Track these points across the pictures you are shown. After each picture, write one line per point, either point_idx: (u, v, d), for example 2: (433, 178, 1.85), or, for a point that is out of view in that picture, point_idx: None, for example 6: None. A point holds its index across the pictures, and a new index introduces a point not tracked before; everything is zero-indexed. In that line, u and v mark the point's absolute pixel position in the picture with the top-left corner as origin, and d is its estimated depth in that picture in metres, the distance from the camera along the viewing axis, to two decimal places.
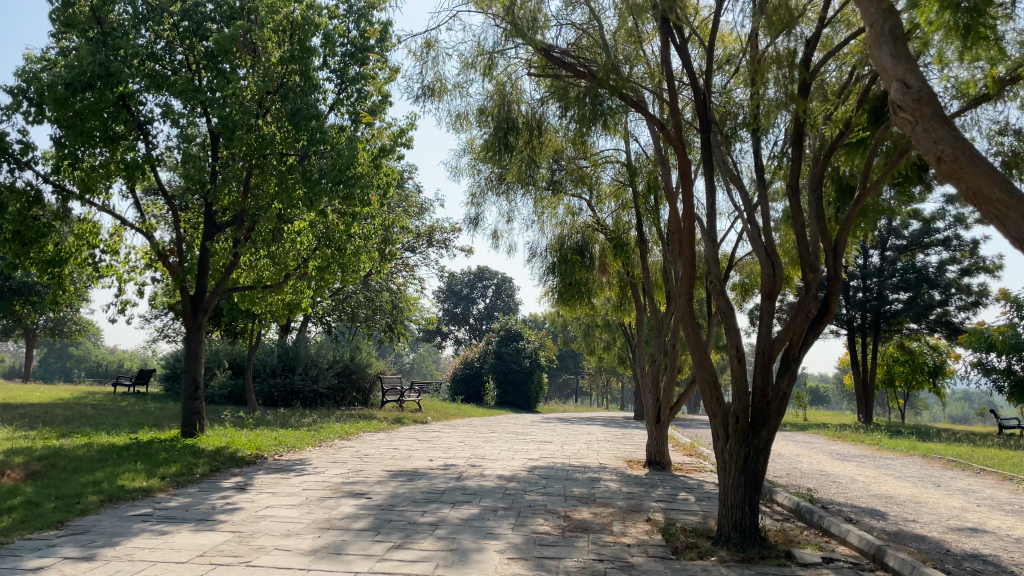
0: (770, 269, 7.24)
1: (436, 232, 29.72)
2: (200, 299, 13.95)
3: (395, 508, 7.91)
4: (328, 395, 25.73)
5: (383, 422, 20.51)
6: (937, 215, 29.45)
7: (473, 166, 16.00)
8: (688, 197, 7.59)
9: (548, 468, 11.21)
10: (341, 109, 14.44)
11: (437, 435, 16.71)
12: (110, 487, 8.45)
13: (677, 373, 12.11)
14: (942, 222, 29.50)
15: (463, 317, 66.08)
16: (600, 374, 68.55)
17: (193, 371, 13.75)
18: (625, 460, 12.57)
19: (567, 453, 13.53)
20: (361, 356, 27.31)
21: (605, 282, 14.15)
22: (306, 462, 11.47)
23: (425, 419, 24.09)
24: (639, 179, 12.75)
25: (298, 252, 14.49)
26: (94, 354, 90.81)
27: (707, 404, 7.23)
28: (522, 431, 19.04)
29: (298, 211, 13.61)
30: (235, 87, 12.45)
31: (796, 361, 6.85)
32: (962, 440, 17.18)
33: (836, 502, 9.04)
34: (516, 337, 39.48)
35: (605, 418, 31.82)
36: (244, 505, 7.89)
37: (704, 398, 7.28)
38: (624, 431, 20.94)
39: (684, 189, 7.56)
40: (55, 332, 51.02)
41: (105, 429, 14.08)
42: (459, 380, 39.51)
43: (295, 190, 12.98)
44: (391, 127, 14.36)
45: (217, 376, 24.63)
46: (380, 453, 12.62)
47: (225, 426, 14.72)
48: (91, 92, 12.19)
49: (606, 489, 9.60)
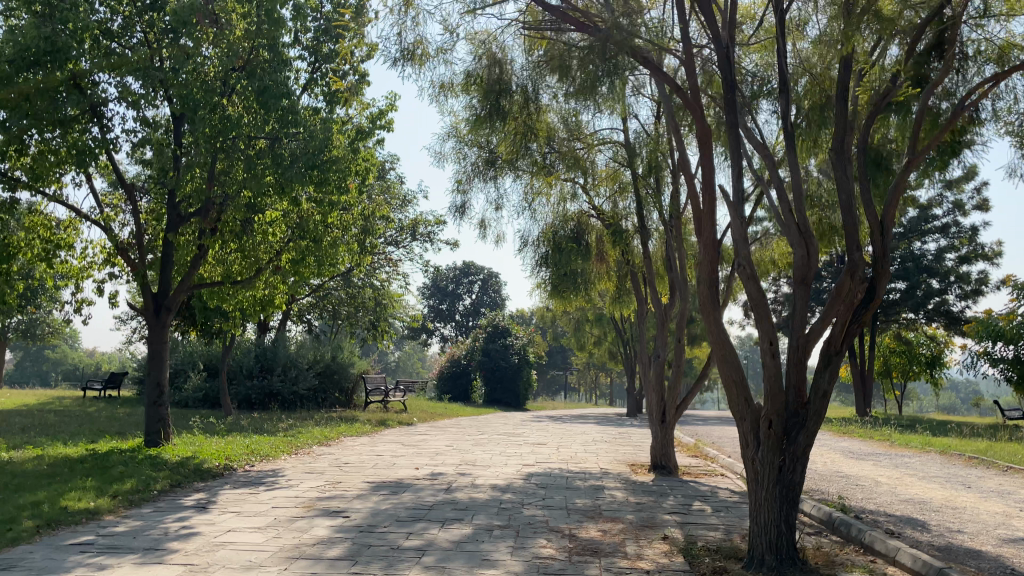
0: (803, 250, 6.30)
1: (421, 225, 28.71)
2: (164, 296, 12.87)
3: (375, 529, 6.91)
4: (310, 396, 24.71)
5: (366, 424, 19.50)
6: (935, 202, 28.89)
7: (458, 151, 15.02)
8: (707, 169, 6.59)
9: (546, 476, 10.25)
10: (314, 90, 13.49)
11: (423, 439, 15.71)
12: (48, 510, 7.37)
13: (683, 370, 11.17)
14: (940, 209, 28.92)
15: (449, 313, 65.10)
16: (588, 369, 67.80)
17: (156, 374, 12.66)
18: (628, 464, 11.63)
19: (564, 457, 12.57)
20: (343, 355, 26.25)
21: (602, 273, 13.18)
22: (280, 473, 10.42)
23: (411, 420, 23.08)
24: (638, 160, 11.82)
25: (270, 244, 13.39)
26: (72, 356, 88.97)
27: (732, 406, 6.28)
28: (512, 432, 18.07)
29: (269, 199, 12.56)
30: (197, 62, 11.37)
31: (838, 356, 5.91)
32: (974, 434, 16.41)
33: (869, 510, 8.13)
34: (503, 333, 38.25)
35: (597, 415, 30.95)
36: (201, 530, 6.86)
37: (728, 399, 6.32)
38: (619, 429, 20.04)
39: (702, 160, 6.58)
40: (28, 334, 49.47)
41: (61, 439, 12.96)
42: (445, 379, 38.50)
43: (264, 176, 11.93)
44: (368, 108, 13.38)
45: (193, 378, 23.55)
46: (361, 461, 11.59)
47: (194, 433, 13.64)
48: (37, 70, 11.12)
49: (612, 500, 8.64)
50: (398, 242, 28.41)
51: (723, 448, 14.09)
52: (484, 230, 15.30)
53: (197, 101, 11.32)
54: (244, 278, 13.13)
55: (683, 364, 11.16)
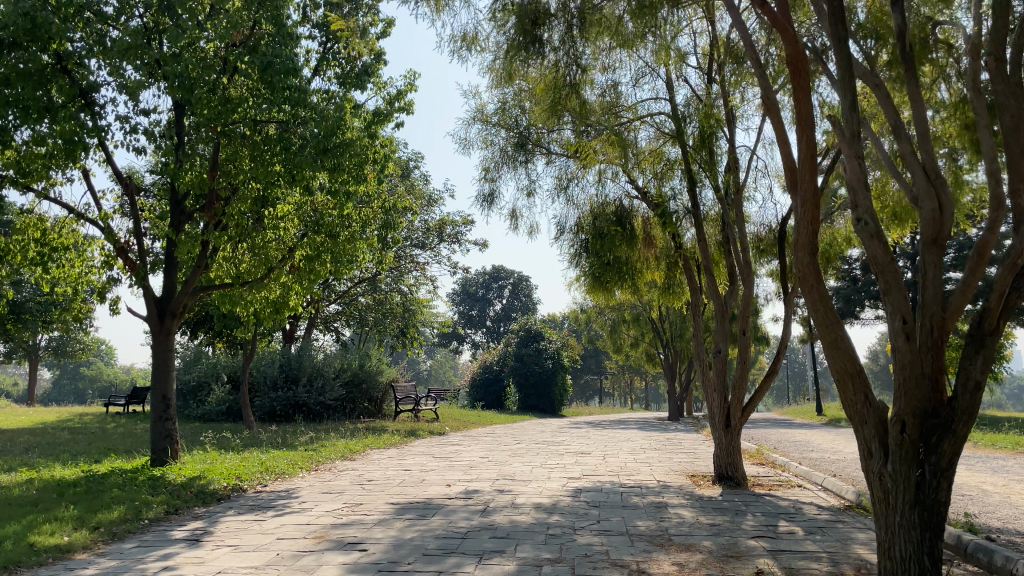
0: (933, 201, 4.97)
1: (448, 225, 27.55)
2: (168, 300, 11.77)
3: (398, 567, 5.62)
4: (336, 408, 23.57)
5: (395, 435, 18.27)
6: None
7: (486, 137, 13.81)
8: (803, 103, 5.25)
9: (598, 491, 8.89)
10: (327, 71, 12.35)
11: (458, 450, 14.43)
12: (10, 547, 6.19)
13: (749, 365, 9.74)
14: None
15: (480, 320, 64.01)
16: (623, 372, 66.19)
17: (162, 386, 11.54)
18: (687, 475, 10.23)
19: (613, 468, 11.19)
20: (372, 363, 25.11)
21: (648, 263, 11.80)
22: (295, 494, 9.21)
23: (444, 429, 21.86)
24: (688, 129, 10.43)
25: (282, 240, 12.24)
26: (107, 373, 89.34)
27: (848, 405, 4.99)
28: (552, 440, 16.74)
29: (280, 189, 11.40)
30: (192, 38, 10.21)
31: (994, 335, 4.56)
32: None
33: (1000, 530, 6.65)
34: (536, 336, 37.21)
35: (638, 420, 29.45)
36: (186, 571, 5.62)
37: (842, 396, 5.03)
38: (667, 435, 18.58)
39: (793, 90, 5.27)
40: (59, 352, 49.14)
41: (62, 460, 11.90)
42: (478, 386, 37.26)
43: (271, 161, 10.83)
44: (387, 87, 12.17)
45: (215, 391, 22.62)
46: (387, 478, 10.34)
47: (207, 451, 12.49)
48: (21, 53, 10.14)
49: (680, 521, 7.25)
50: (425, 244, 27.26)
51: (790, 454, 12.63)
52: (515, 220, 14.06)
53: (192, 79, 10.21)
54: (255, 278, 12.01)
55: (749, 359, 9.71)
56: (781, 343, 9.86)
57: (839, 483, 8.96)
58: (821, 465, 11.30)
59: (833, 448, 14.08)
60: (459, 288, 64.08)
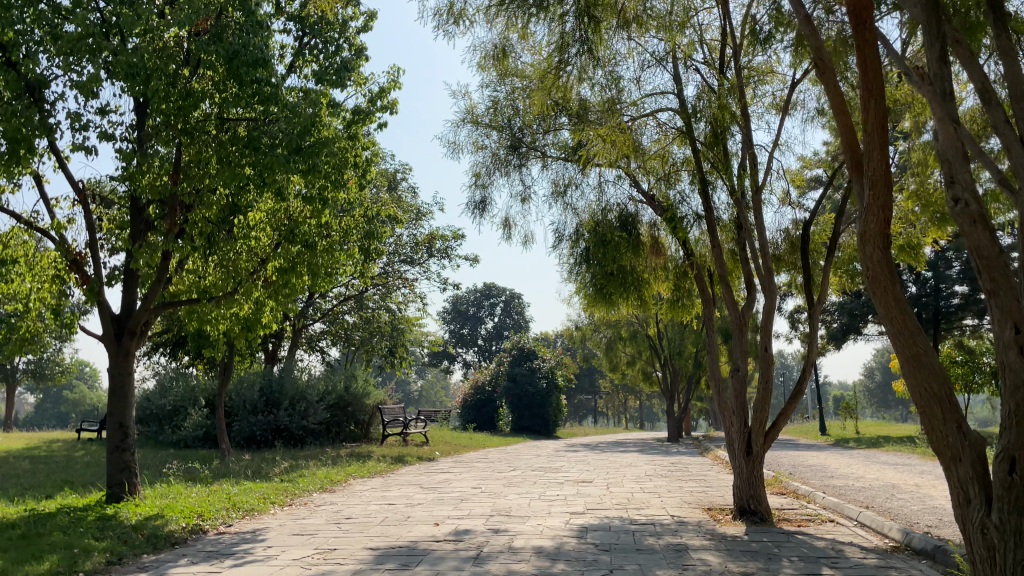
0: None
1: (437, 240, 26.58)
2: (128, 318, 10.70)
3: None
4: (318, 432, 22.39)
5: (381, 462, 17.13)
6: None
7: (477, 141, 12.89)
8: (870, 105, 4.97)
9: (606, 531, 7.84)
10: (304, 70, 11.41)
11: (447, 479, 13.33)
12: None
13: (772, 382, 8.72)
14: None
15: (471, 339, 62.84)
16: (617, 392, 65.08)
17: (119, 413, 10.44)
18: (704, 509, 9.19)
19: (620, 500, 10.13)
20: (358, 384, 23.97)
21: (655, 273, 10.78)
22: (261, 537, 8.09)
23: (433, 454, 20.71)
24: (699, 124, 9.50)
25: (253, 251, 11.24)
26: (91, 397, 87.41)
27: (936, 436, 4.60)
28: (548, 466, 15.66)
29: (252, 195, 10.42)
30: (151, 27, 9.24)
31: None
32: None
33: None
34: (529, 355, 36.09)
35: (637, 442, 28.36)
36: None
37: (927, 425, 4.65)
38: (669, 458, 17.50)
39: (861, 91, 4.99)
40: (37, 376, 47.50)
41: (8, 497, 10.73)
42: (470, 407, 36.09)
43: (241, 163, 9.83)
44: (369, 85, 11.24)
45: (192, 415, 21.42)
46: (368, 515, 9.23)
47: (170, 486, 11.35)
48: None
49: (707, 569, 6.19)
50: (413, 259, 26.25)
51: (809, 481, 11.60)
52: (508, 229, 13.08)
53: (145, 69, 9.14)
54: (224, 292, 10.96)
55: (773, 378, 8.69)
56: (807, 358, 8.85)
57: (878, 518, 7.97)
58: (848, 494, 10.27)
59: (853, 473, 13.05)
60: (450, 306, 62.97)
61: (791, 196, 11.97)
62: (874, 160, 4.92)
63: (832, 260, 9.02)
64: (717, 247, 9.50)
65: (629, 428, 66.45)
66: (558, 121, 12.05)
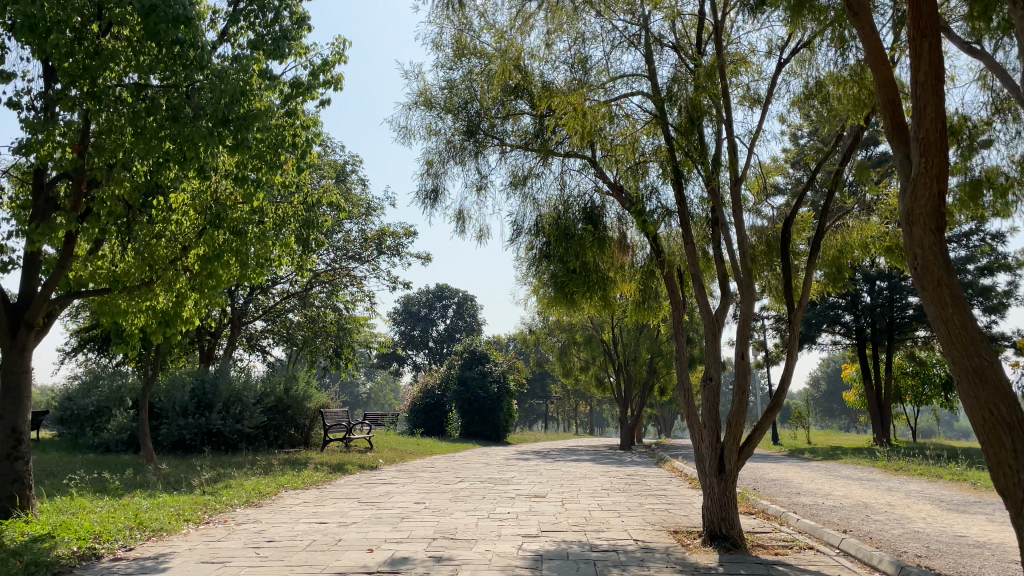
0: None
1: (388, 236, 25.40)
2: (25, 308, 9.37)
3: None
4: (253, 436, 21.07)
5: (319, 471, 15.92)
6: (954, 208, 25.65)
7: (430, 126, 11.89)
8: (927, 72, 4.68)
9: (564, 560, 6.90)
10: (239, 38, 10.27)
11: (388, 491, 12.26)
12: None
13: (748, 394, 7.87)
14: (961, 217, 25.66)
15: (422, 340, 61.54)
16: (569, 397, 64.47)
17: (11, 416, 9.11)
18: (670, 533, 8.32)
19: (576, 520, 9.20)
20: (299, 387, 22.65)
21: (618, 271, 9.91)
22: (163, 566, 6.91)
23: (376, 461, 19.57)
24: (674, 108, 8.64)
25: (174, 236, 10.02)
26: None
27: (991, 453, 4.18)
28: (499, 478, 14.66)
29: (172, 171, 9.23)
30: None
31: None
32: None
33: None
34: (481, 359, 35.06)
35: (590, 450, 27.58)
36: None
37: (984, 441, 4.23)
38: (625, 470, 16.68)
39: (909, 42, 4.73)
40: None
41: None
42: (418, 411, 34.94)
43: (158, 134, 8.63)
44: (311, 57, 10.16)
45: (116, 417, 19.90)
46: (293, 538, 8.11)
47: (72, 499, 10.04)
48: None
49: None
50: (361, 256, 25.10)
51: (777, 500, 10.85)
52: (461, 222, 12.10)
53: (46, 21, 7.87)
54: (138, 281, 9.73)
55: (748, 389, 7.85)
56: (786, 367, 8.01)
57: (862, 546, 7.22)
58: (820, 515, 9.53)
59: (818, 488, 12.38)
60: (401, 307, 61.67)
61: (761, 195, 11.24)
62: (927, 122, 4.63)
63: (814, 261, 8.25)
64: (690, 243, 8.60)
65: (579, 434, 66.07)
66: (518, 107, 11.12)
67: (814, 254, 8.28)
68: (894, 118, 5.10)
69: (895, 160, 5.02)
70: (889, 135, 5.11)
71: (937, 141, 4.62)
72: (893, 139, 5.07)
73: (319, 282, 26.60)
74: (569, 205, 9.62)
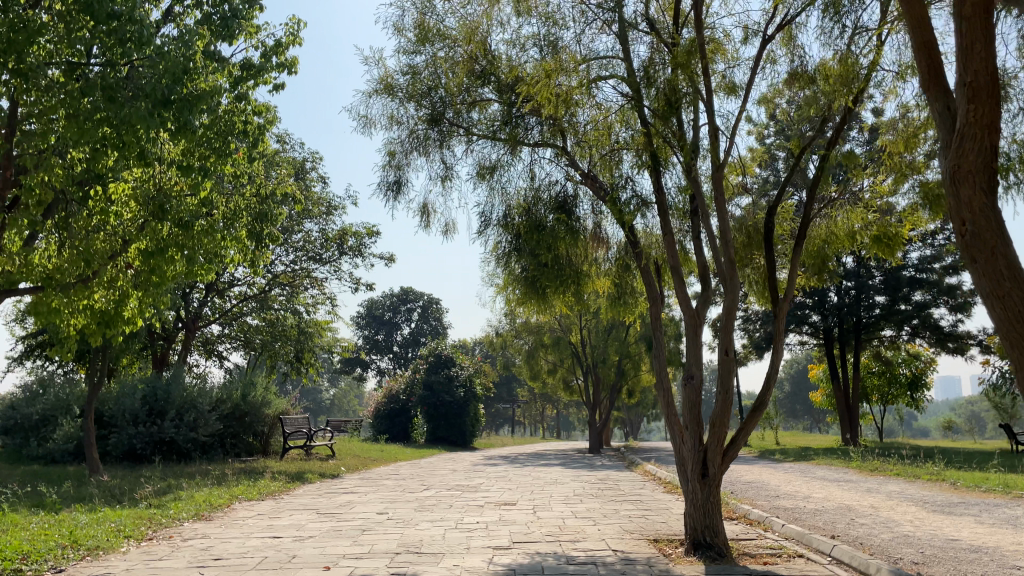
0: None
1: (350, 236, 24.67)
2: None
3: None
4: (209, 445, 20.19)
5: (277, 479, 15.16)
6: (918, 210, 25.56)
7: (393, 115, 11.30)
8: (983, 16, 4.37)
9: None
10: (185, 16, 9.57)
11: (349, 501, 11.58)
12: None
13: (733, 392, 7.35)
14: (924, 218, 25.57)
15: (386, 345, 60.60)
16: (536, 400, 64.02)
17: None
18: (651, 542, 7.81)
19: (550, 530, 8.65)
20: (257, 393, 21.77)
21: (592, 264, 9.37)
22: None
23: (338, 469, 18.81)
24: (652, 91, 8.17)
25: (113, 230, 9.20)
26: None
27: None
28: (466, 485, 14.06)
29: (111, 158, 8.45)
30: None
31: None
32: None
33: None
34: (446, 362, 34.43)
35: (559, 454, 27.13)
36: None
37: None
38: (596, 474, 16.21)
39: None
40: None
41: None
42: (383, 417, 34.22)
43: (93, 117, 7.80)
44: (263, 37, 9.50)
45: (62, 426, 18.86)
46: (243, 556, 7.43)
47: (0, 516, 9.20)
48: None
49: None
50: (322, 257, 24.32)
51: (757, 504, 10.43)
52: (425, 216, 11.49)
53: None
54: (72, 279, 8.87)
55: (733, 387, 7.35)
56: (772, 364, 7.53)
57: (855, 553, 6.79)
58: (803, 519, 9.11)
59: (796, 491, 12.00)
60: (364, 311, 60.70)
61: None
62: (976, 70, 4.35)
63: (800, 252, 7.82)
64: (669, 234, 8.08)
65: (546, 438, 65.69)
66: (485, 94, 10.57)
67: (799, 245, 7.85)
68: (929, 66, 4.84)
69: (934, 112, 4.78)
70: (926, 83, 4.86)
71: (987, 85, 4.37)
72: (931, 90, 4.82)
73: (278, 285, 25.73)
74: (540, 195, 9.06)
